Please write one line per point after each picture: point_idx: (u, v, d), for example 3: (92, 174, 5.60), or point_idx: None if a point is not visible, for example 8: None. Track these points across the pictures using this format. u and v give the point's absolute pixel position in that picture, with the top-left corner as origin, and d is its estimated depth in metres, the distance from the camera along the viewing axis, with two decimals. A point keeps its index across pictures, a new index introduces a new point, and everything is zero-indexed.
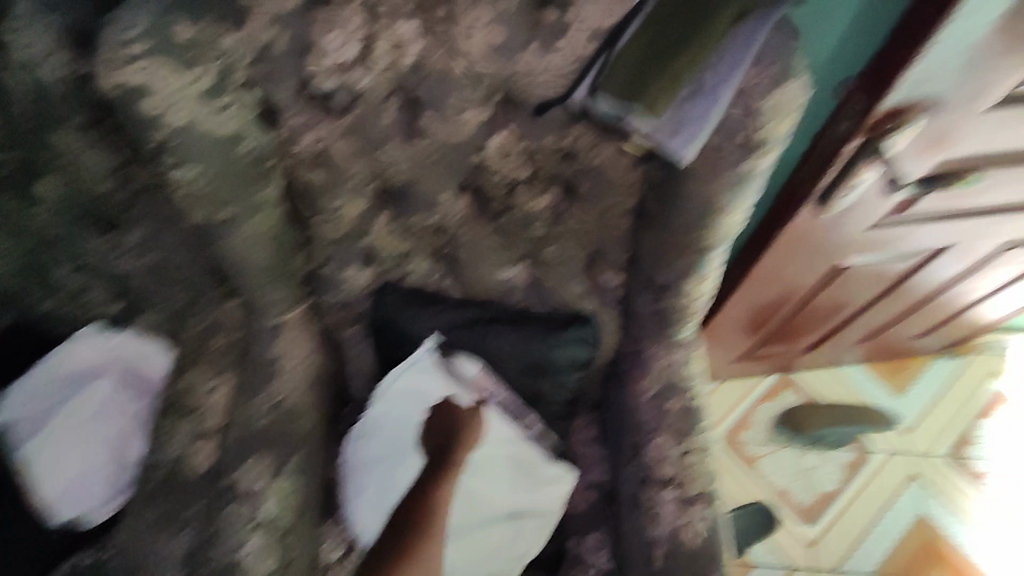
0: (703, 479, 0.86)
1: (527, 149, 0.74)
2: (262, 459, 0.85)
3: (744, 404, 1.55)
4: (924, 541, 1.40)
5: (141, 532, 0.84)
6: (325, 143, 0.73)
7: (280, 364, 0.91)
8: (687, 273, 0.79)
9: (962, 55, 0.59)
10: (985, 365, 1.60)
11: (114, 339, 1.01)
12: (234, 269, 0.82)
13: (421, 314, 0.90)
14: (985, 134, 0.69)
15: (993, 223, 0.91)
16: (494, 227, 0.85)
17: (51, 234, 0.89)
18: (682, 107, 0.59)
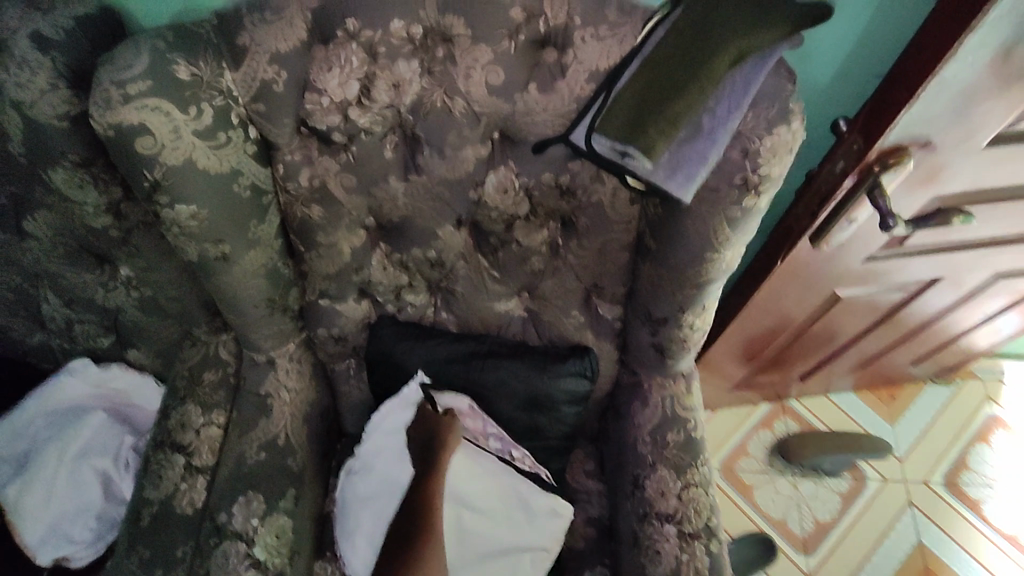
0: (704, 515, 0.85)
1: (524, 185, 0.73)
2: (254, 499, 0.83)
3: (739, 432, 1.55)
4: (921, 571, 1.39)
5: (126, 575, 0.81)
6: (322, 180, 0.73)
7: (273, 399, 0.89)
8: (685, 307, 0.79)
9: (956, 98, 0.60)
10: (977, 391, 1.61)
11: (107, 372, 1.00)
12: (228, 305, 0.81)
13: (417, 348, 0.89)
14: (977, 173, 0.69)
15: (986, 255, 0.92)
16: (492, 260, 0.84)
17: (42, 269, 0.88)
18: (681, 148, 0.59)
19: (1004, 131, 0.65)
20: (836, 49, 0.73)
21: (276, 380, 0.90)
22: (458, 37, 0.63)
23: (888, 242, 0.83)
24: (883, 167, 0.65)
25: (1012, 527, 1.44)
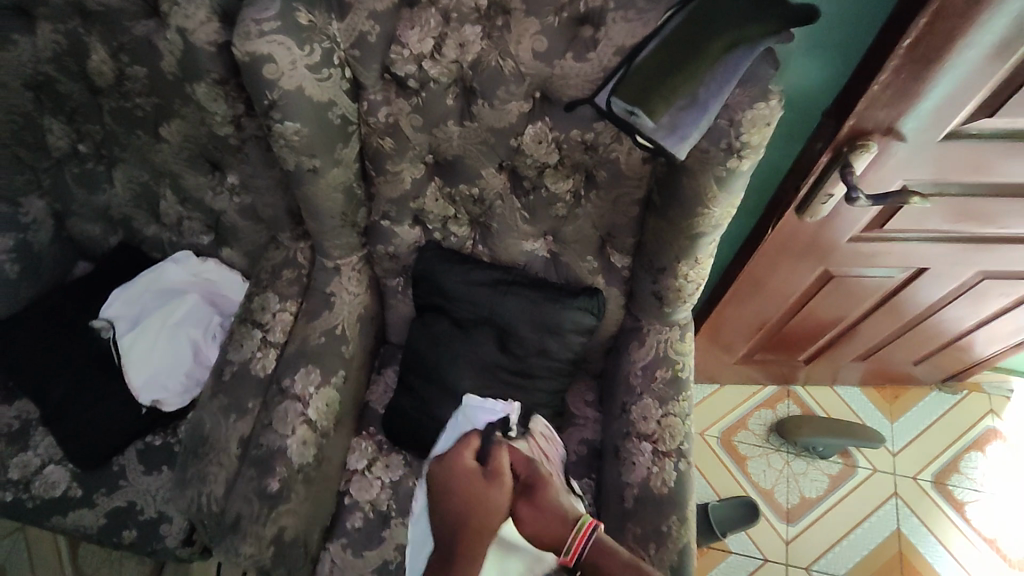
0: (678, 439, 1.00)
1: (556, 139, 0.89)
2: (313, 370, 1.04)
3: (741, 408, 1.67)
4: (894, 554, 1.49)
5: (210, 414, 1.03)
6: (396, 117, 0.91)
7: (336, 298, 1.10)
8: (680, 257, 0.93)
9: (915, 94, 0.73)
10: (980, 403, 1.67)
11: (204, 264, 1.23)
12: (310, 213, 1.01)
13: (454, 270, 1.07)
14: (938, 164, 0.82)
15: (964, 253, 1.03)
16: (524, 203, 1.00)
17: (169, 169, 1.10)
18: (679, 113, 0.73)
19: (959, 128, 0.77)
20: None
21: (339, 283, 1.10)
22: (514, 11, 0.79)
23: (870, 223, 0.96)
24: (850, 149, 0.80)
25: (992, 531, 1.51)
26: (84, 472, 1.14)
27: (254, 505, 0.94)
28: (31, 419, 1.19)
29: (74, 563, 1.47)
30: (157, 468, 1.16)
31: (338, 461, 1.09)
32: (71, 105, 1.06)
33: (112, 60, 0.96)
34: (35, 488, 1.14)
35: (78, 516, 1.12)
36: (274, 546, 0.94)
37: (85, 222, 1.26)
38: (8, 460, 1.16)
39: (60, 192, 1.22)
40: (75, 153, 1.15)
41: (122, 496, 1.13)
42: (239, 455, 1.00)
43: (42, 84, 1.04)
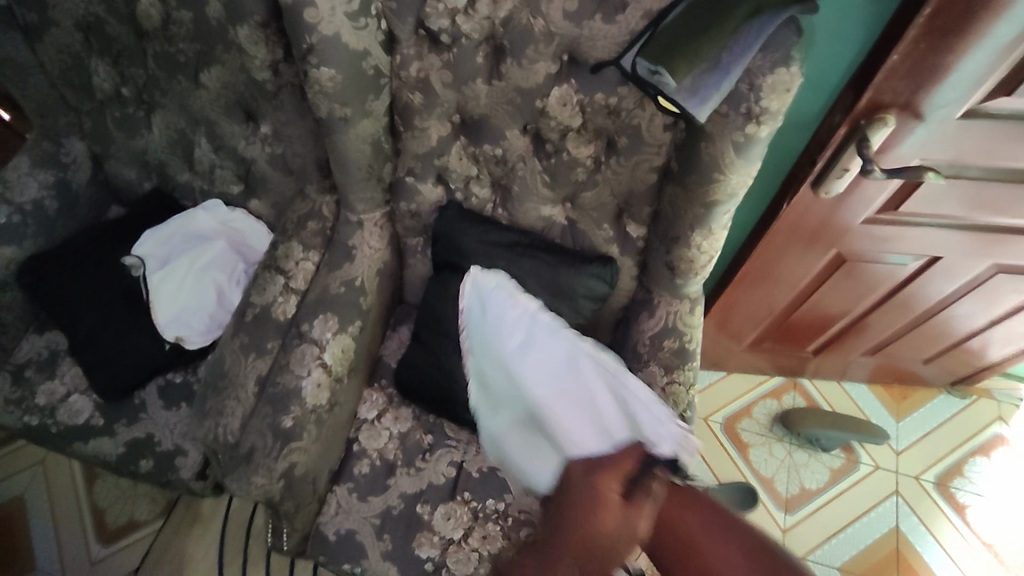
0: (681, 406, 1.03)
1: (580, 102, 0.92)
2: (330, 318, 1.07)
3: (747, 397, 1.68)
4: (891, 551, 1.50)
5: (230, 352, 1.07)
6: (427, 72, 0.94)
7: (357, 251, 1.13)
8: (695, 226, 0.95)
9: (935, 68, 0.74)
10: (989, 409, 1.67)
11: (232, 214, 1.26)
12: (337, 164, 1.04)
13: (472, 230, 1.09)
14: (956, 143, 0.83)
15: (975, 242, 1.05)
16: (546, 166, 1.02)
17: (205, 115, 1.14)
18: (701, 75, 0.75)
19: (978, 106, 0.78)
20: None
21: (361, 237, 1.14)
22: None
23: (885, 206, 0.99)
24: (867, 122, 0.82)
25: (992, 536, 1.50)
26: (107, 402, 1.19)
27: (268, 439, 0.98)
28: (59, 350, 1.24)
29: (90, 496, 1.54)
30: (176, 404, 1.21)
31: (350, 408, 1.13)
32: (118, 48, 1.10)
33: (160, 3, 1.00)
34: (60, 415, 1.19)
35: (98, 444, 1.17)
36: (284, 480, 0.98)
37: (120, 166, 1.30)
38: (35, 387, 1.21)
39: (99, 135, 1.26)
40: (118, 96, 1.18)
41: (140, 428, 1.18)
42: (256, 392, 1.04)
43: (92, 26, 1.09)
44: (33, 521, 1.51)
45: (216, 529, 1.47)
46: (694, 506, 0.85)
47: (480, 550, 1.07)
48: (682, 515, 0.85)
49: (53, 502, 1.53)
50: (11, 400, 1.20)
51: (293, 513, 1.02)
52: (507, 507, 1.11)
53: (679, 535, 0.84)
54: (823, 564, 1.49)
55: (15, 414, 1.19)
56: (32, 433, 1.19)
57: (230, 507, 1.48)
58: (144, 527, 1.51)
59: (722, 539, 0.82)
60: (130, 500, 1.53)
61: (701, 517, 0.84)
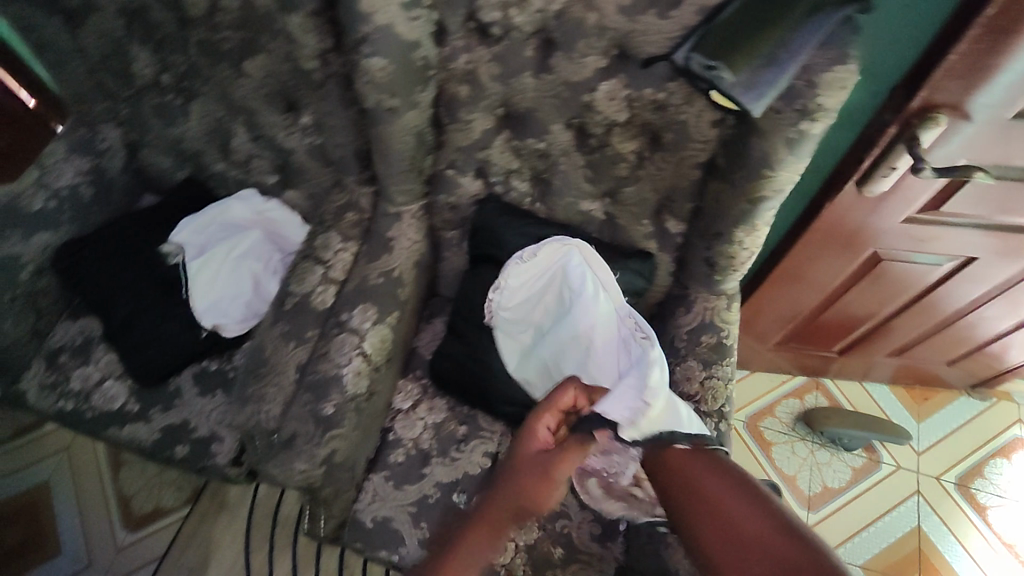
0: (719, 401, 1.04)
1: (628, 96, 0.92)
2: (369, 308, 1.08)
3: (770, 396, 1.69)
4: (912, 550, 1.50)
5: (270, 340, 1.08)
6: (475, 65, 0.95)
7: (395, 242, 1.13)
8: (739, 223, 0.96)
9: (994, 67, 0.74)
10: (1010, 412, 1.67)
11: (268, 204, 1.27)
12: (380, 154, 1.05)
13: (512, 224, 1.10)
14: (1006, 146, 0.83)
15: (1013, 243, 1.06)
16: (589, 161, 1.03)
17: (246, 104, 1.14)
18: (758, 71, 0.74)
19: None
20: None
21: (400, 229, 1.14)
22: None
23: (928, 207, 1.00)
24: (919, 120, 0.83)
25: (1012, 536, 1.51)
26: (142, 388, 1.20)
27: (309, 426, 0.99)
28: (93, 336, 1.25)
29: (115, 484, 1.54)
30: (212, 391, 1.22)
31: (387, 398, 1.14)
32: (161, 35, 1.11)
33: None
34: (95, 400, 1.19)
35: (134, 429, 1.18)
36: (323, 467, 0.99)
37: (155, 154, 1.31)
38: (70, 372, 1.22)
39: (136, 122, 1.26)
40: (157, 84, 1.19)
41: (176, 415, 1.19)
42: (296, 380, 1.04)
43: (135, 13, 1.09)
44: (60, 504, 1.52)
45: (243, 515, 1.48)
46: (714, 469, 0.92)
47: (516, 540, 1.07)
48: (704, 477, 0.92)
49: (80, 487, 1.54)
50: (47, 384, 1.21)
51: (332, 500, 1.03)
52: None
53: (700, 493, 0.90)
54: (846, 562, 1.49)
55: (50, 399, 1.20)
56: (68, 417, 1.20)
57: (259, 493, 1.49)
58: (169, 514, 1.51)
59: (740, 498, 0.89)
60: (156, 486, 1.54)
61: (721, 480, 0.91)
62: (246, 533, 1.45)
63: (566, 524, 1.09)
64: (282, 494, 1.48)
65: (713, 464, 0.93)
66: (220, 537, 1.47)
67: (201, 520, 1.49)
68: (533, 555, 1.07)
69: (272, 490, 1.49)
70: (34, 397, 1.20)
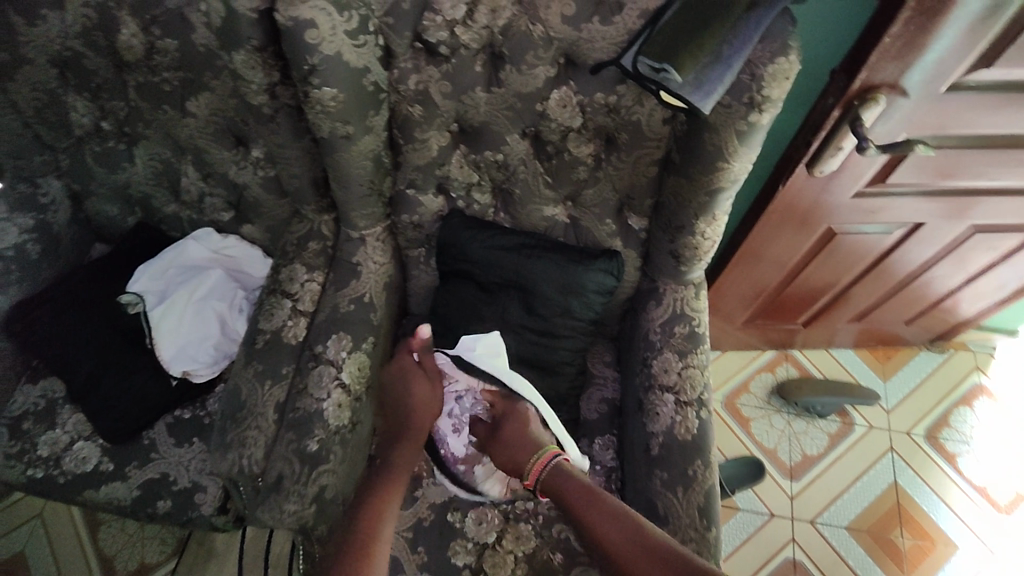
0: (698, 389, 1.05)
1: (580, 102, 0.94)
2: (343, 337, 1.06)
3: (743, 373, 1.74)
4: (893, 505, 1.57)
5: (244, 381, 1.05)
6: (426, 85, 0.95)
7: (362, 268, 1.12)
8: (700, 215, 0.98)
9: (921, 43, 0.79)
10: (967, 361, 1.76)
11: (226, 241, 1.24)
12: (338, 182, 1.04)
13: (478, 236, 1.10)
14: (942, 114, 0.90)
15: (956, 205, 1.12)
16: (547, 168, 1.04)
17: (193, 144, 1.11)
18: (704, 70, 0.77)
19: (961, 80, 0.85)
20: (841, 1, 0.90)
21: (365, 253, 1.13)
22: None
23: (874, 178, 1.05)
24: (861, 102, 0.87)
25: (981, 479, 1.59)
26: (115, 445, 1.16)
27: (295, 465, 0.96)
28: (56, 398, 1.20)
29: (96, 546, 1.48)
30: (189, 440, 1.19)
31: (370, 424, 1.12)
32: (97, 81, 1.07)
33: (144, 35, 0.98)
34: (66, 464, 1.15)
35: (110, 489, 1.14)
36: (316, 504, 0.96)
37: (101, 203, 1.26)
38: (35, 438, 1.17)
39: (78, 171, 1.22)
40: (98, 130, 1.15)
41: (154, 468, 1.16)
42: (277, 420, 1.02)
43: (68, 61, 1.05)
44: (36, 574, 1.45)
45: (232, 561, 1.45)
46: (588, 493, 0.90)
47: (515, 550, 1.07)
48: (599, 517, 0.87)
49: (56, 554, 1.47)
50: (11, 455, 1.15)
51: (325, 536, 1.01)
52: (536, 505, 1.12)
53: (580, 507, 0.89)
54: (832, 526, 1.55)
55: (17, 469, 1.14)
56: (38, 485, 1.15)
57: (245, 537, 1.47)
58: (157, 569, 1.45)
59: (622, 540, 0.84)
60: (137, 543, 1.48)
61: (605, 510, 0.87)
62: None
63: (563, 528, 1.09)
64: (270, 534, 1.47)
65: (603, 502, 0.89)
66: None
67: (189, 572, 1.45)
68: (533, 563, 1.06)
69: (260, 530, 1.48)
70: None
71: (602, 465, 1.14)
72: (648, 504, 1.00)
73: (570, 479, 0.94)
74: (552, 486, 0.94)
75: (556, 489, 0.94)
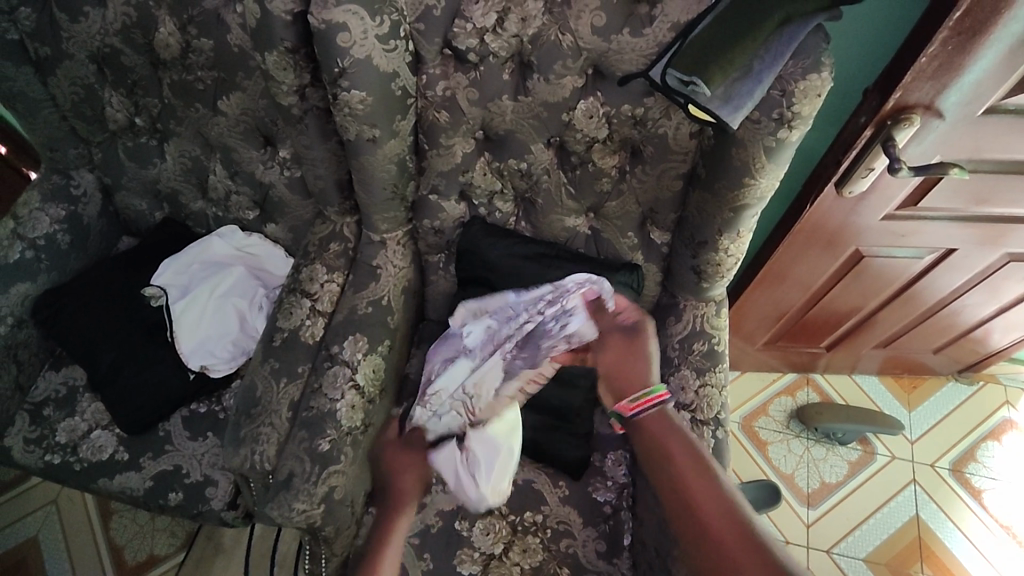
0: (715, 408, 1.03)
1: (607, 113, 0.93)
2: (360, 339, 1.06)
3: (762, 395, 1.71)
4: (914, 539, 1.52)
5: (260, 377, 1.06)
6: (453, 91, 0.96)
7: (382, 270, 1.13)
8: (723, 231, 0.97)
9: (959, 64, 0.78)
10: (996, 394, 1.71)
11: (249, 239, 1.26)
12: (362, 184, 1.04)
13: (499, 244, 1.09)
14: (979, 138, 0.88)
15: (989, 232, 1.09)
16: (571, 178, 1.04)
17: (223, 142, 1.13)
18: (734, 83, 0.77)
19: (999, 104, 0.83)
20: (874, 20, 0.89)
21: (385, 256, 1.13)
22: None
23: (905, 201, 1.03)
24: (893, 122, 0.86)
25: (1007, 517, 1.54)
26: (131, 436, 1.18)
27: (306, 464, 0.96)
28: (76, 386, 1.22)
29: (106, 535, 1.50)
30: (202, 434, 1.20)
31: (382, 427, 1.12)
32: (133, 78, 1.10)
33: (180, 33, 1.00)
34: (83, 452, 1.17)
35: (124, 478, 1.15)
36: (324, 504, 0.95)
37: (131, 196, 1.29)
38: (55, 425, 1.19)
39: (110, 165, 1.24)
40: (131, 126, 1.18)
41: (168, 460, 1.17)
42: (291, 418, 1.02)
43: (106, 57, 1.07)
44: (49, 561, 1.47)
45: (240, 557, 1.45)
46: (691, 451, 0.96)
47: (522, 563, 1.06)
48: (694, 480, 0.92)
49: (68, 541, 1.49)
50: (30, 440, 1.17)
51: (332, 537, 1.00)
52: (545, 518, 1.10)
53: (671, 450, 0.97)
54: (849, 557, 1.51)
55: (36, 454, 1.16)
56: (55, 471, 1.16)
57: (254, 534, 1.48)
58: (165, 561, 1.46)
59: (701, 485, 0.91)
60: (147, 534, 1.49)
61: (700, 473, 0.93)
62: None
63: (571, 543, 1.07)
64: (278, 532, 1.48)
65: (704, 471, 0.93)
66: None
67: (197, 565, 1.45)
68: None
69: (268, 529, 1.48)
70: (18, 453, 1.16)
71: (613, 480, 1.13)
72: None
73: (672, 431, 0.99)
74: (647, 427, 1.01)
75: (653, 432, 1.00)
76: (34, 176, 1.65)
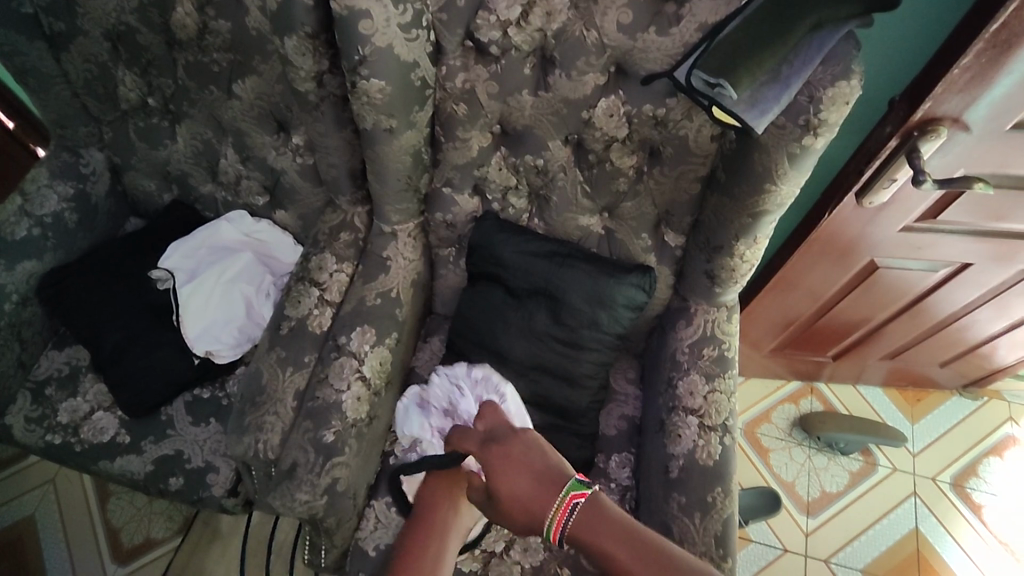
0: (723, 414, 1.02)
1: (628, 113, 0.92)
2: (367, 331, 1.05)
3: (766, 402, 1.71)
4: (912, 552, 1.51)
5: (265, 364, 1.04)
6: (472, 84, 0.95)
7: (392, 262, 1.12)
8: (740, 236, 0.96)
9: (993, 77, 0.76)
10: (1000, 411, 1.70)
11: (258, 224, 1.24)
12: (377, 175, 1.03)
13: (511, 240, 1.08)
14: (1004, 152, 0.86)
15: (1006, 249, 1.08)
16: (587, 176, 1.03)
17: (236, 126, 1.12)
18: (761, 88, 0.75)
19: None
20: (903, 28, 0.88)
21: (396, 248, 1.12)
22: None
23: (925, 213, 1.02)
24: (920, 133, 0.85)
25: (1006, 533, 1.54)
26: (133, 418, 1.17)
27: (310, 455, 0.95)
28: (80, 366, 1.21)
29: (103, 516, 1.49)
30: (205, 419, 1.19)
31: (386, 420, 1.11)
32: (147, 57, 1.08)
33: (198, 14, 0.98)
34: (84, 433, 1.16)
35: (125, 461, 1.14)
36: (327, 496, 0.95)
37: (140, 177, 1.27)
38: (57, 405, 1.18)
39: (120, 145, 1.23)
40: (143, 106, 1.16)
41: (169, 445, 1.16)
42: (295, 407, 1.01)
43: (121, 35, 1.06)
44: (44, 540, 1.46)
45: (237, 543, 1.45)
46: (622, 534, 0.73)
47: (523, 562, 1.05)
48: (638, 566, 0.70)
49: (65, 521, 1.48)
50: (32, 419, 1.16)
51: (333, 529, 1.00)
52: None
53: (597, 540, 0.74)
54: (846, 567, 1.50)
55: (37, 433, 1.16)
56: (55, 451, 1.16)
57: (251, 522, 1.47)
58: (161, 545, 1.46)
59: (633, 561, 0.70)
60: (144, 518, 1.49)
61: (639, 556, 0.70)
62: (240, 562, 1.43)
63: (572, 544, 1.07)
64: (275, 521, 1.47)
65: (640, 549, 0.71)
66: (214, 567, 1.43)
67: (193, 550, 1.45)
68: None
69: (265, 516, 1.48)
70: (19, 432, 1.16)
71: (617, 482, 1.12)
72: (663, 528, 0.97)
73: (608, 523, 0.75)
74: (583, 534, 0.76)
75: (587, 537, 0.75)
76: (42, 154, 1.64)
